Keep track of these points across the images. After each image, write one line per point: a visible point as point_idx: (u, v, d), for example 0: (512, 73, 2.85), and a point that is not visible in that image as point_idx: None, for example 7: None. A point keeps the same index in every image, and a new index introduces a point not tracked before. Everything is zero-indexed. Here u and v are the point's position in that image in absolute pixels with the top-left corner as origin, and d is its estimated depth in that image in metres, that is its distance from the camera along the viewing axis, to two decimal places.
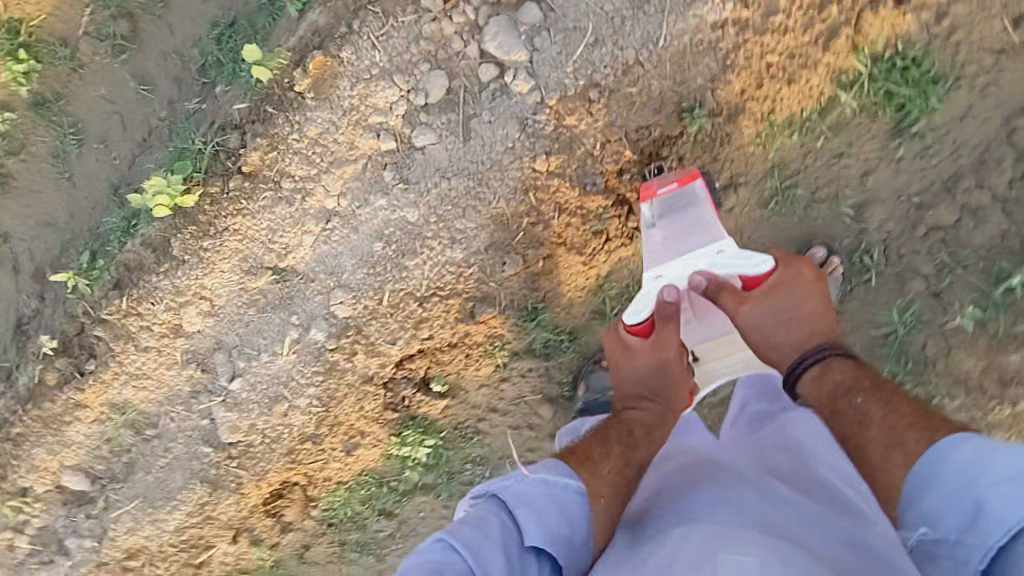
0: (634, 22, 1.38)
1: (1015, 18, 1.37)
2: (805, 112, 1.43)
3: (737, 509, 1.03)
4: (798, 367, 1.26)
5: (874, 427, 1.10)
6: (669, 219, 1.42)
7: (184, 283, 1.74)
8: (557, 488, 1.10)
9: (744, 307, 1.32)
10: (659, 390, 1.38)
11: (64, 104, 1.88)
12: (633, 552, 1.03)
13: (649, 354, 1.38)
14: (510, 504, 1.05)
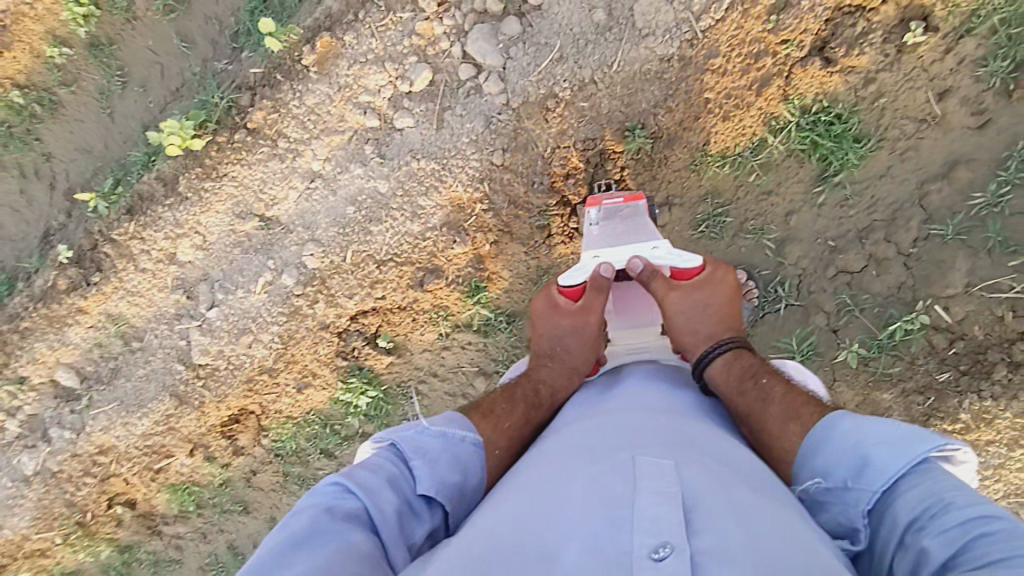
0: (595, 46, 1.57)
1: (939, 91, 1.49)
2: (738, 148, 1.59)
3: (643, 431, 1.09)
4: (715, 352, 1.33)
5: (777, 402, 1.16)
6: (611, 222, 1.53)
7: (183, 217, 1.96)
8: (454, 437, 1.11)
9: (672, 292, 1.40)
10: (572, 352, 1.42)
11: (116, 49, 2.10)
12: (542, 468, 1.07)
13: (574, 316, 1.44)
14: (408, 454, 1.04)
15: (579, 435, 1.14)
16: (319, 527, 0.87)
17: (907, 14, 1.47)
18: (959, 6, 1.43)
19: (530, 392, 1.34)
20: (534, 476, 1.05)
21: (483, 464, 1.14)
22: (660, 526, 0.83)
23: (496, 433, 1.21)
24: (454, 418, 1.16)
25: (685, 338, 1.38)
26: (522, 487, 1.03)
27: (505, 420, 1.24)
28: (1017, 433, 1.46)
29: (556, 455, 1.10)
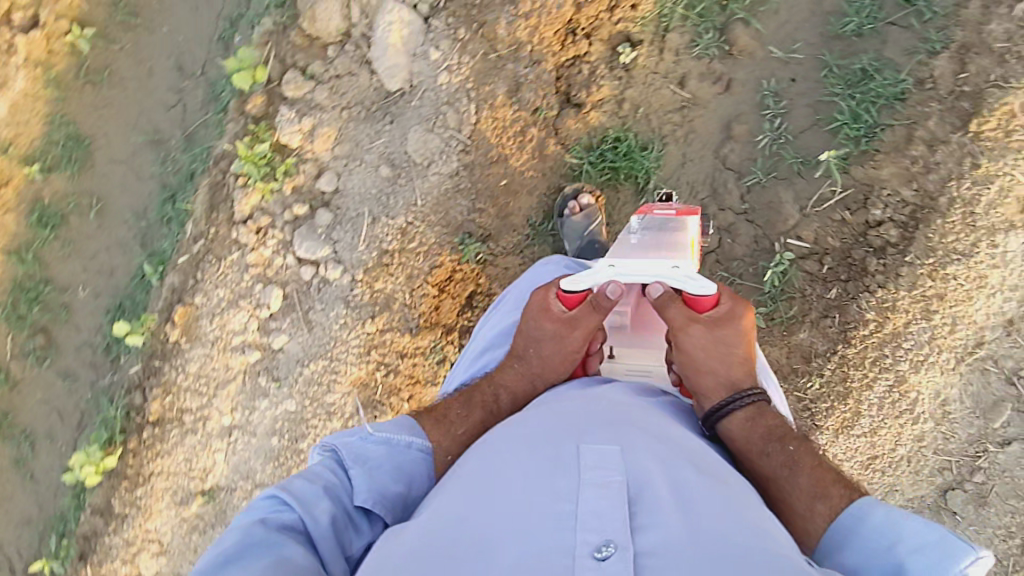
0: (395, 195, 1.73)
1: (679, 81, 1.69)
2: (558, 206, 1.73)
3: (580, 411, 1.05)
4: (732, 405, 1.12)
5: (806, 474, 1.04)
6: (649, 230, 1.30)
7: (131, 534, 1.95)
8: (398, 445, 1.10)
9: (691, 328, 1.14)
10: (545, 361, 1.22)
11: (13, 418, 2.09)
12: (482, 456, 1.02)
13: (559, 323, 1.19)
14: (347, 464, 1.05)
15: (518, 423, 1.09)
16: (253, 538, 0.89)
17: (612, 41, 1.68)
18: (646, 17, 1.65)
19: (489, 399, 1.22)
20: (473, 465, 1.00)
21: (429, 473, 1.12)
22: (603, 523, 0.80)
23: (448, 439, 1.15)
24: (401, 421, 1.15)
25: (692, 381, 1.16)
26: (460, 478, 0.97)
27: (458, 427, 1.17)
28: (924, 304, 1.49)
29: (497, 443, 1.04)
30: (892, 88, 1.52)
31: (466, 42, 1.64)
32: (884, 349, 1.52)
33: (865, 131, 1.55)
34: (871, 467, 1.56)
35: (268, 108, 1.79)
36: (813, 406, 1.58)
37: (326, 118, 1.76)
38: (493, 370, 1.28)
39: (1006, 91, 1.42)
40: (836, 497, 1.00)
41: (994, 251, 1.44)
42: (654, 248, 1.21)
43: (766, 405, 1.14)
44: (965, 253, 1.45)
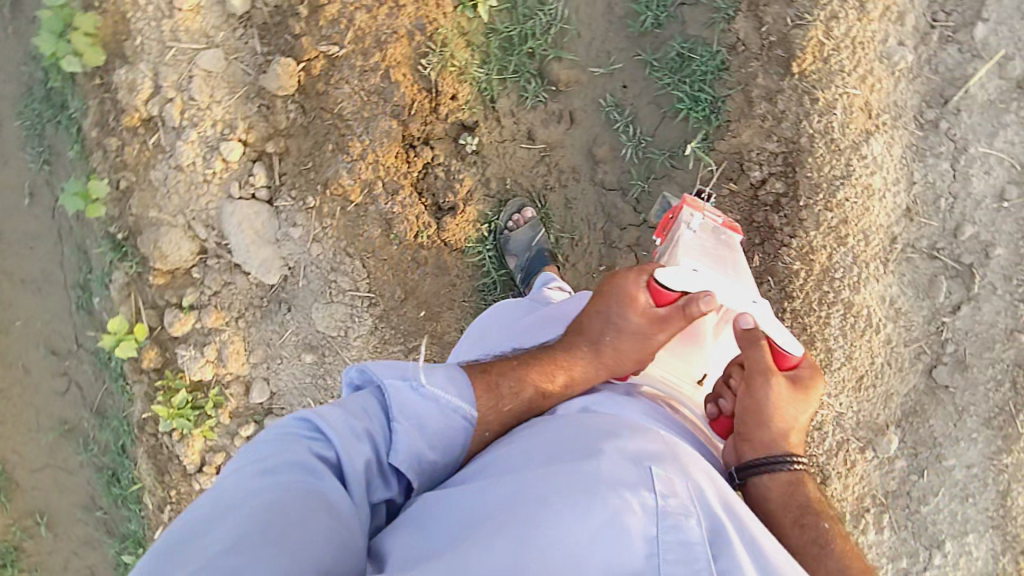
0: (328, 373, 1.68)
1: (528, 137, 1.70)
2: (479, 302, 1.70)
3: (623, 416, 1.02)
4: (773, 463, 1.08)
5: (839, 557, 0.98)
6: (709, 240, 1.38)
7: None
8: (444, 403, 1.05)
9: (771, 377, 1.11)
10: (618, 353, 1.16)
11: None
12: (521, 453, 0.96)
13: (649, 318, 1.15)
14: (393, 413, 1.02)
15: (550, 422, 1.03)
16: (293, 464, 0.93)
17: (451, 134, 1.65)
18: (470, 100, 1.63)
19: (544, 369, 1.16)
20: (515, 462, 0.95)
21: (465, 443, 1.07)
22: (685, 558, 0.83)
23: (495, 415, 1.09)
24: (453, 373, 1.10)
25: (745, 427, 1.11)
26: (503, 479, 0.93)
27: (507, 402, 1.10)
28: (835, 232, 1.56)
29: (538, 439, 0.99)
30: (712, 63, 1.57)
31: (320, 207, 1.61)
32: (823, 287, 1.59)
33: (710, 108, 1.60)
34: (863, 387, 1.65)
35: (165, 355, 1.72)
36: None
37: (226, 337, 1.69)
38: (548, 346, 1.22)
39: (806, 28, 1.49)
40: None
41: (865, 163, 1.53)
42: (724, 271, 1.27)
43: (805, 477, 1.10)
44: (844, 174, 1.54)
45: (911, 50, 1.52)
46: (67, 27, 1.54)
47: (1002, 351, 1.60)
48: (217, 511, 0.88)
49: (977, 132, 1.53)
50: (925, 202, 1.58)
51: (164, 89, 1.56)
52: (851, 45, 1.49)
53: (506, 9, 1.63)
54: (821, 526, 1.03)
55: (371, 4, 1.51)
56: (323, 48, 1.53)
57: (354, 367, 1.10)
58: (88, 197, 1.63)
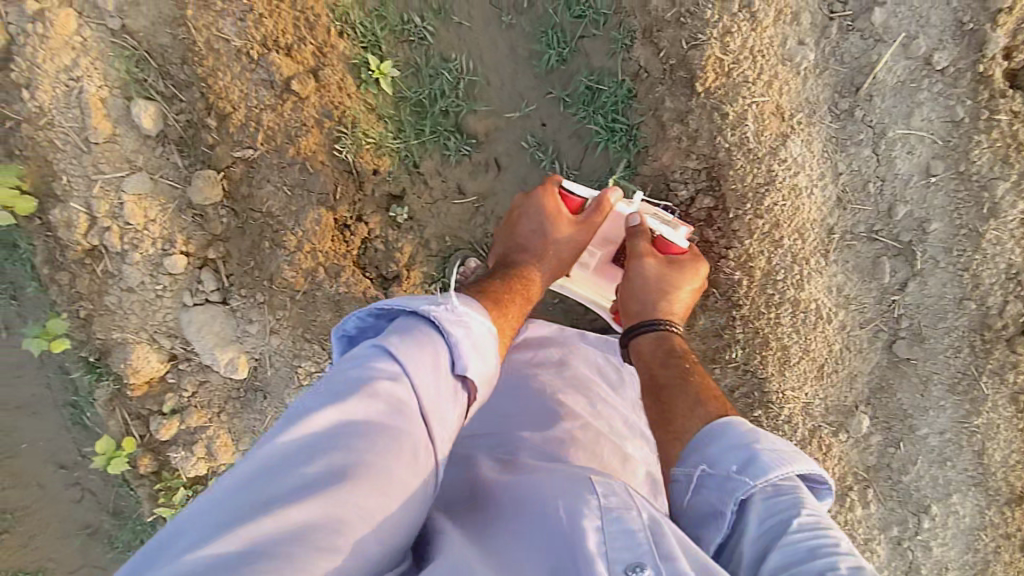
0: None
1: (458, 189, 1.70)
2: None
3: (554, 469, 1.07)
4: (652, 325, 1.38)
5: (694, 389, 1.23)
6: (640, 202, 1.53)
7: None
8: (479, 321, 1.05)
9: (648, 255, 1.41)
10: (559, 257, 1.44)
11: None
12: (489, 494, 1.05)
13: (575, 225, 1.44)
14: (443, 330, 0.99)
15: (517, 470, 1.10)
16: (364, 400, 0.88)
17: (383, 205, 1.68)
18: (393, 168, 1.65)
19: (507, 279, 1.35)
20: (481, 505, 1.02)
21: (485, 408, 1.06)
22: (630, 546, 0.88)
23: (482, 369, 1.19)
24: (462, 295, 1.12)
25: (625, 304, 1.43)
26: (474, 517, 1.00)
27: (504, 306, 1.26)
28: (767, 235, 1.57)
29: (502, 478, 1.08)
30: (620, 93, 1.58)
31: (270, 300, 1.67)
32: (768, 289, 1.61)
33: (627, 135, 1.60)
34: (824, 373, 1.67)
35: (159, 458, 1.81)
36: (754, 365, 1.65)
37: (212, 433, 1.78)
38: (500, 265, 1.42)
39: (703, 48, 1.47)
40: (712, 407, 1.18)
41: (786, 166, 1.54)
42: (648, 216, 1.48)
43: (675, 335, 1.38)
44: (767, 181, 1.55)
45: (811, 48, 1.51)
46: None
47: (955, 320, 1.61)
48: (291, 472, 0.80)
49: (894, 115, 1.52)
50: (854, 190, 1.57)
51: (100, 220, 1.61)
52: (751, 56, 1.48)
53: (410, 74, 1.63)
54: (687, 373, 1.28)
55: (274, 103, 1.53)
56: (240, 153, 1.56)
57: (363, 309, 1.04)
58: (51, 336, 1.72)
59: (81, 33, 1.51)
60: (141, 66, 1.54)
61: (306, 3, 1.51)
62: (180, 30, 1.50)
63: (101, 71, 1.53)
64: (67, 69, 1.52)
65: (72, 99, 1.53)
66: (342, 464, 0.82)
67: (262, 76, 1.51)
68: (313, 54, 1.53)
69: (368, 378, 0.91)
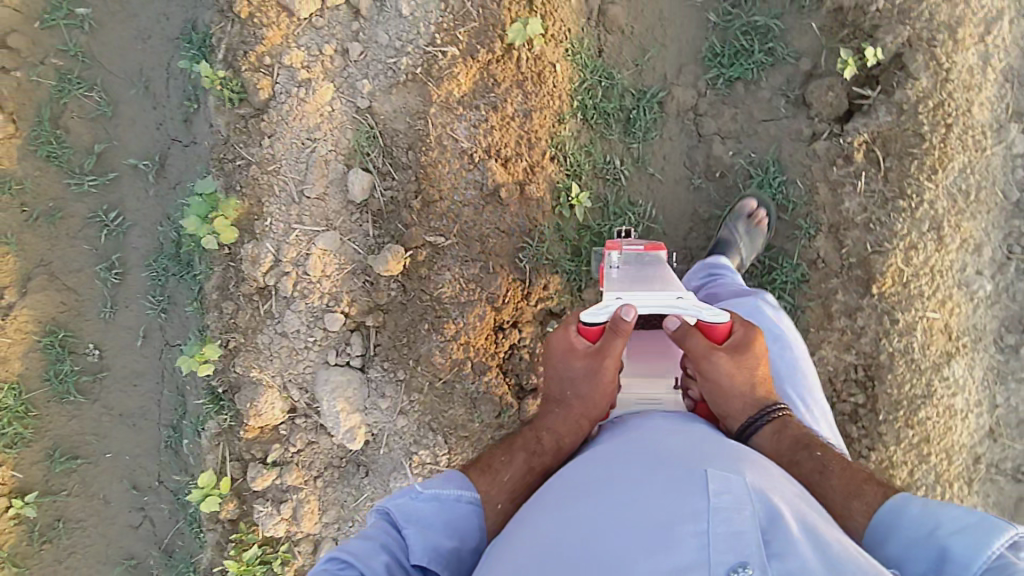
0: None
1: None
2: None
3: (608, 466, 1.01)
4: (759, 421, 1.16)
5: (835, 477, 1.08)
6: (628, 265, 1.31)
7: None
8: (450, 497, 1.09)
9: (716, 357, 1.13)
10: (585, 401, 1.17)
11: None
12: (555, 497, 0.98)
13: (587, 358, 1.15)
14: (400, 525, 1.05)
15: (580, 465, 1.05)
16: None
17: (539, 319, 1.75)
18: (560, 288, 1.73)
19: (529, 440, 1.19)
20: (581, 479, 1.00)
21: (482, 524, 1.10)
22: (735, 547, 0.82)
23: (497, 487, 1.13)
24: (449, 474, 1.13)
25: (722, 412, 1.18)
26: (573, 489, 0.98)
27: (505, 474, 1.14)
28: (914, 448, 1.56)
29: (587, 475, 1.01)
30: (793, 274, 1.65)
31: (409, 381, 1.72)
32: None
33: (790, 314, 1.65)
34: None
35: (242, 507, 1.78)
36: None
37: (303, 496, 1.76)
38: (533, 418, 1.24)
39: (886, 255, 1.56)
40: (871, 494, 1.05)
41: (947, 385, 1.57)
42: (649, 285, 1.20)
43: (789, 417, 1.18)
44: (924, 395, 1.56)
45: (988, 279, 1.59)
46: (212, 209, 1.74)
47: None
48: None
49: None
50: (1008, 423, 1.60)
51: (282, 263, 1.72)
52: (931, 272, 1.57)
53: (598, 207, 1.76)
54: (823, 453, 1.13)
55: (477, 203, 1.67)
56: (431, 238, 1.68)
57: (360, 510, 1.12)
58: (201, 358, 1.75)
59: (331, 104, 1.72)
60: (370, 142, 1.71)
61: (534, 125, 1.69)
62: (419, 122, 1.68)
63: (337, 140, 1.72)
64: (308, 129, 1.72)
65: (303, 155, 1.72)
66: None
67: (475, 178, 1.67)
68: (524, 169, 1.68)
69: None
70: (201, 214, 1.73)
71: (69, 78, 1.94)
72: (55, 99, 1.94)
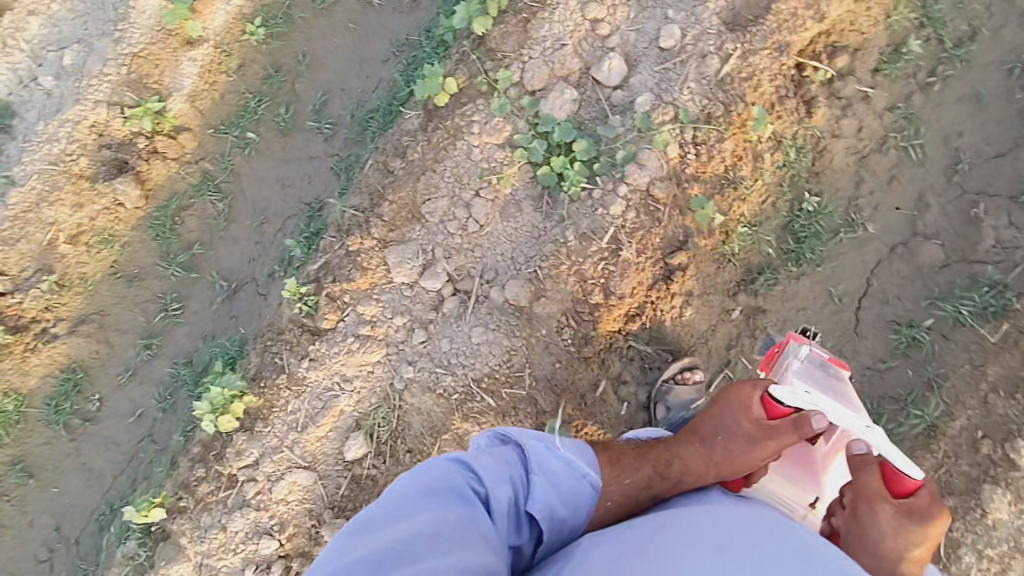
0: None
1: None
2: None
3: (754, 537, 1.02)
4: None
5: None
6: (813, 366, 1.43)
7: None
8: (576, 468, 1.30)
9: (884, 505, 1.23)
10: (731, 457, 1.33)
11: None
12: (691, 550, 1.00)
13: (762, 431, 1.33)
14: (532, 468, 1.25)
15: (715, 526, 1.07)
16: (452, 489, 1.14)
17: None
18: None
19: (661, 461, 1.37)
20: (722, 537, 1.03)
21: (587, 506, 1.29)
22: None
23: (615, 488, 1.34)
24: (580, 446, 1.35)
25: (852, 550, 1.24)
26: (716, 537, 1.03)
27: (627, 478, 1.35)
28: None
29: (725, 539, 1.02)
30: None
31: None
32: None
33: None
34: None
35: None
36: None
37: None
38: (671, 439, 1.43)
39: None
40: None
41: None
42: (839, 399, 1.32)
43: None
44: None
45: None
46: (223, 403, 1.84)
47: None
48: (387, 520, 1.08)
49: None
50: None
51: (260, 468, 1.81)
52: None
53: None
54: None
55: None
56: None
57: (489, 433, 1.33)
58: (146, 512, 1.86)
59: (373, 367, 1.80)
60: (381, 417, 1.78)
61: None
62: (430, 436, 1.76)
63: (360, 398, 1.80)
64: (345, 375, 1.81)
65: (326, 398, 1.81)
66: (408, 529, 1.05)
67: None
68: None
69: (453, 481, 1.16)
70: (211, 407, 1.84)
71: (209, 183, 2.10)
72: (188, 195, 2.11)
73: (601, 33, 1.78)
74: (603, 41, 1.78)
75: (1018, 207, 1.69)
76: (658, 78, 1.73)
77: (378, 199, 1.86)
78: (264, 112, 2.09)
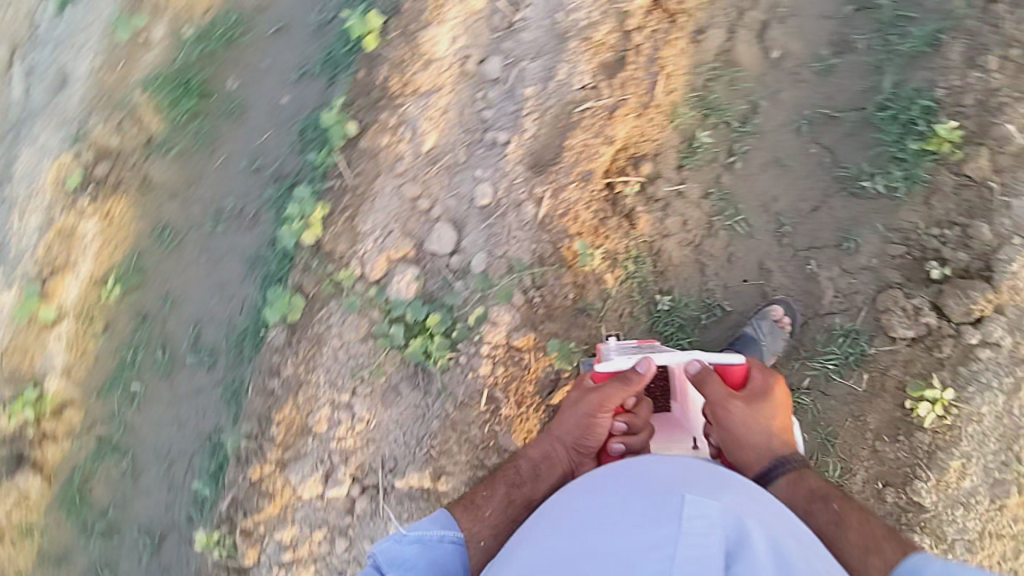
0: None
1: None
2: None
3: (610, 490, 1.25)
4: (774, 472, 1.48)
5: (851, 529, 1.34)
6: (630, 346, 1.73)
7: None
8: (429, 537, 1.36)
9: (732, 402, 1.51)
10: (575, 436, 1.57)
11: None
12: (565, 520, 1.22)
13: (590, 398, 1.57)
14: (384, 567, 1.31)
15: (586, 492, 1.29)
16: None
17: None
18: None
19: (514, 474, 1.54)
20: (589, 501, 1.25)
21: (461, 559, 1.37)
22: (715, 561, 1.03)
23: (476, 523, 1.41)
24: (434, 515, 1.42)
25: (735, 449, 1.51)
26: (586, 502, 1.25)
27: (485, 510, 1.45)
28: None
29: (592, 501, 1.24)
30: None
31: None
32: None
33: None
34: None
35: None
36: None
37: None
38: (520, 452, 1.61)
39: None
40: (891, 550, 1.27)
41: None
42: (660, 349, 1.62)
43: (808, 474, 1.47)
44: None
45: None
46: None
47: None
48: None
49: None
50: None
51: None
52: None
53: None
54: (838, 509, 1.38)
55: None
56: None
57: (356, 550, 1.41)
58: None
59: None
60: None
61: None
62: None
63: None
64: None
65: None
66: None
67: None
68: None
69: None
70: None
71: (107, 444, 2.13)
72: (90, 462, 2.13)
73: (422, 209, 1.87)
74: (427, 216, 1.86)
75: (847, 255, 1.79)
76: (486, 237, 1.81)
77: (266, 422, 1.87)
78: (141, 362, 2.14)
